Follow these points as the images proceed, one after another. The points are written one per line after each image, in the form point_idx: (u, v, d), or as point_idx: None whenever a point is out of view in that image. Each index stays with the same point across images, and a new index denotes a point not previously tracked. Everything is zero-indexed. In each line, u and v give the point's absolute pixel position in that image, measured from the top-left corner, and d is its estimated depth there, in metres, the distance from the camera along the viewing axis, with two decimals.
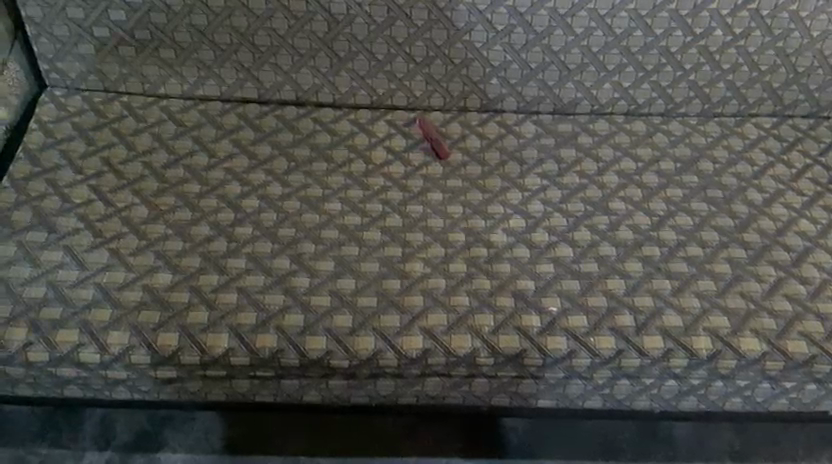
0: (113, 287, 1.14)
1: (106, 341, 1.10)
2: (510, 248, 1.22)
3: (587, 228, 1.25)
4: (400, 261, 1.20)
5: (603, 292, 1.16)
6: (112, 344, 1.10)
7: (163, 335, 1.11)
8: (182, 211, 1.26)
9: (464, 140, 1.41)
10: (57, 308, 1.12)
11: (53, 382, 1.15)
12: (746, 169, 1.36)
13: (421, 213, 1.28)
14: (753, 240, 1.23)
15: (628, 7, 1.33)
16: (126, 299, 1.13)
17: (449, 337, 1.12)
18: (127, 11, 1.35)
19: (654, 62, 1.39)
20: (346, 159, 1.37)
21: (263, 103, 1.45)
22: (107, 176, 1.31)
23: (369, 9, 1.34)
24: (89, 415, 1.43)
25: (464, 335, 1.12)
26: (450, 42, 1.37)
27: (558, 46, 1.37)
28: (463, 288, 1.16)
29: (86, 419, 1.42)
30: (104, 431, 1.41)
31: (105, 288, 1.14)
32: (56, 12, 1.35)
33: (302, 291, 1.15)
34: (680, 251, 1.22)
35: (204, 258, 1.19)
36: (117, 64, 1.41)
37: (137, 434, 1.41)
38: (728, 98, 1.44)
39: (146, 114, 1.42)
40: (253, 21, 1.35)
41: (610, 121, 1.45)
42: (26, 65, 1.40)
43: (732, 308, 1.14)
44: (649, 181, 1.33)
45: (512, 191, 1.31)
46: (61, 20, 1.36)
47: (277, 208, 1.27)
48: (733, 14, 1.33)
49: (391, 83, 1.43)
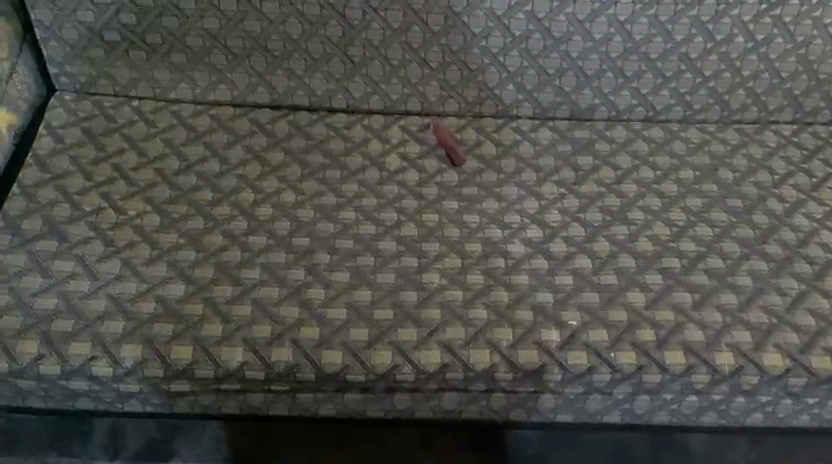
0: (75, 297, 1.11)
1: (66, 351, 1.07)
2: (487, 257, 1.21)
3: (563, 239, 1.25)
4: (374, 270, 1.18)
5: (579, 306, 1.14)
6: (73, 354, 1.06)
7: (129, 345, 1.07)
8: (155, 217, 1.24)
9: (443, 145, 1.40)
10: (18, 316, 1.09)
11: (10, 392, 1.10)
12: (728, 176, 1.36)
13: (395, 222, 1.27)
14: (733, 249, 1.23)
15: (608, 11, 1.30)
16: (91, 307, 1.10)
17: (420, 352, 1.08)
18: (96, 11, 1.32)
19: (674, 69, 1.37)
20: (323, 164, 1.35)
21: (238, 105, 1.42)
22: (76, 176, 1.28)
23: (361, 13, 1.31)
24: (97, 424, 1.24)
25: (436, 349, 1.08)
26: (427, 44, 1.34)
27: (537, 50, 1.35)
28: (435, 299, 1.14)
29: (94, 428, 1.24)
30: (113, 440, 1.24)
31: (68, 296, 1.11)
32: (66, 15, 1.32)
33: (270, 301, 1.12)
34: (658, 262, 1.21)
35: (172, 265, 1.17)
36: (99, 67, 1.38)
37: (149, 444, 1.24)
38: (709, 105, 1.42)
39: (119, 113, 1.39)
40: (226, 23, 1.33)
41: (591, 127, 1.43)
42: (35, 68, 1.37)
43: (708, 321, 1.13)
44: (625, 189, 1.33)
45: (489, 200, 1.32)
46: (70, 23, 1.33)
47: (252, 216, 1.26)
48: (714, 21, 1.31)
49: (367, 86, 1.40)
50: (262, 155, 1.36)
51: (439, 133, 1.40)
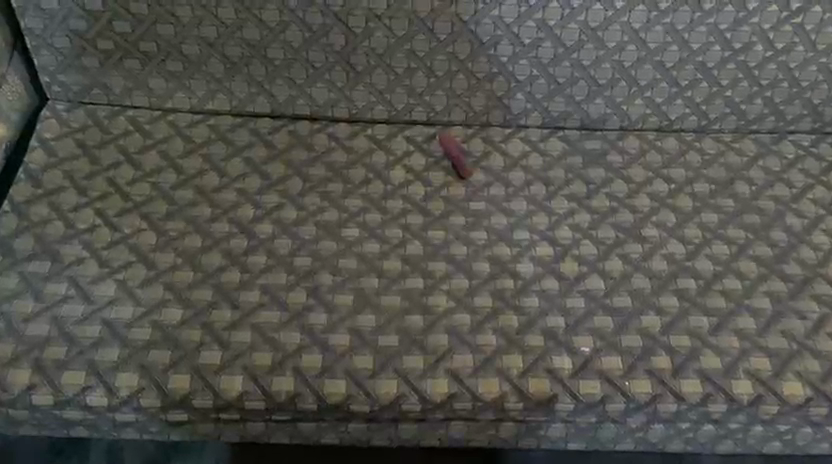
0: (68, 322, 1.07)
1: (60, 381, 1.03)
2: (496, 277, 1.17)
3: (574, 258, 1.20)
4: (378, 293, 1.13)
5: (592, 331, 1.10)
6: (67, 384, 1.03)
7: (125, 375, 1.03)
8: (151, 234, 1.20)
9: (450, 157, 1.35)
10: (9, 344, 1.05)
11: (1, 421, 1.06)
12: (745, 189, 1.31)
13: (400, 239, 1.22)
14: (751, 269, 1.19)
15: (622, 19, 1.25)
16: (85, 334, 1.06)
17: (427, 382, 1.04)
18: (89, 19, 1.26)
19: (690, 77, 1.32)
20: (325, 177, 1.31)
21: (236, 114, 1.37)
22: (69, 191, 1.24)
23: (379, 22, 1.26)
24: (95, 445, 1.33)
25: (444, 380, 1.05)
26: (433, 53, 1.29)
27: (548, 58, 1.29)
28: (442, 323, 1.10)
29: (92, 449, 1.32)
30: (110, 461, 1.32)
31: (61, 321, 1.07)
32: (57, 23, 1.26)
33: (271, 327, 1.08)
34: (673, 283, 1.17)
35: (169, 288, 1.12)
36: (92, 76, 1.33)
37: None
38: (725, 115, 1.37)
39: (114, 124, 1.34)
40: (223, 31, 1.27)
41: (602, 138, 1.38)
42: (26, 78, 1.32)
43: (725, 348, 1.09)
44: (638, 204, 1.28)
45: (498, 215, 1.27)
46: (62, 32, 1.27)
47: (251, 233, 1.21)
48: (732, 29, 1.26)
49: (371, 95, 1.34)
50: (261, 168, 1.31)
51: (444, 142, 1.36)
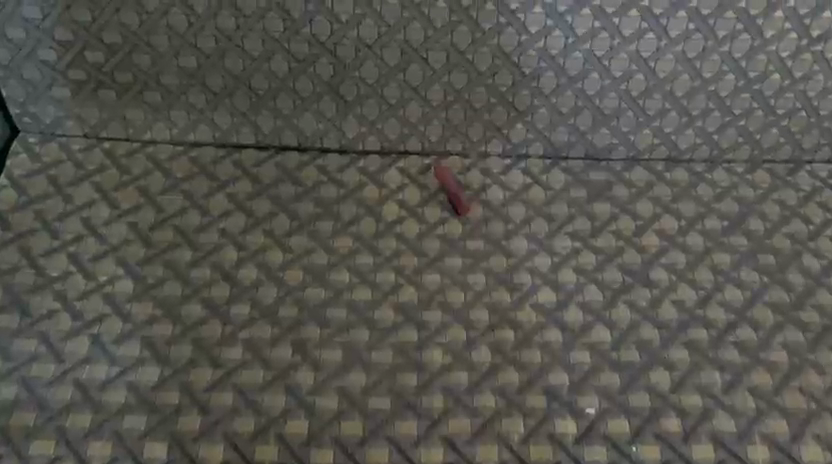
0: (38, 384, 1.01)
1: (26, 451, 0.96)
2: (495, 328, 1.10)
3: (578, 305, 1.13)
4: (369, 348, 1.06)
5: (597, 390, 1.04)
6: (34, 455, 0.96)
7: (98, 444, 0.97)
8: (128, 281, 1.12)
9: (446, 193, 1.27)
10: None
11: None
12: (759, 226, 1.23)
13: (393, 285, 1.14)
14: (766, 318, 1.12)
15: (629, 47, 1.16)
16: (56, 397, 1.00)
17: (422, 450, 0.98)
18: (59, 49, 1.18)
19: (701, 107, 1.23)
20: (314, 215, 1.22)
21: (220, 145, 1.29)
22: (41, 234, 1.17)
23: (366, 51, 1.16)
24: None
25: (439, 447, 0.98)
26: (427, 83, 1.21)
27: (550, 88, 1.21)
28: (437, 383, 1.03)
29: None
30: None
31: (31, 384, 1.01)
32: (25, 54, 1.18)
33: (254, 389, 1.02)
34: (683, 334, 1.10)
35: (146, 344, 1.06)
36: (65, 108, 1.25)
37: None
38: (739, 144, 1.29)
39: (89, 158, 1.26)
40: (203, 61, 1.19)
41: (608, 169, 1.30)
42: None
43: (738, 408, 1.03)
44: (646, 244, 1.21)
45: (497, 256, 1.20)
46: (31, 62, 1.19)
47: (234, 280, 1.13)
48: (748, 57, 1.17)
49: (362, 126, 1.27)
50: (247, 205, 1.23)
51: (439, 177, 1.29)
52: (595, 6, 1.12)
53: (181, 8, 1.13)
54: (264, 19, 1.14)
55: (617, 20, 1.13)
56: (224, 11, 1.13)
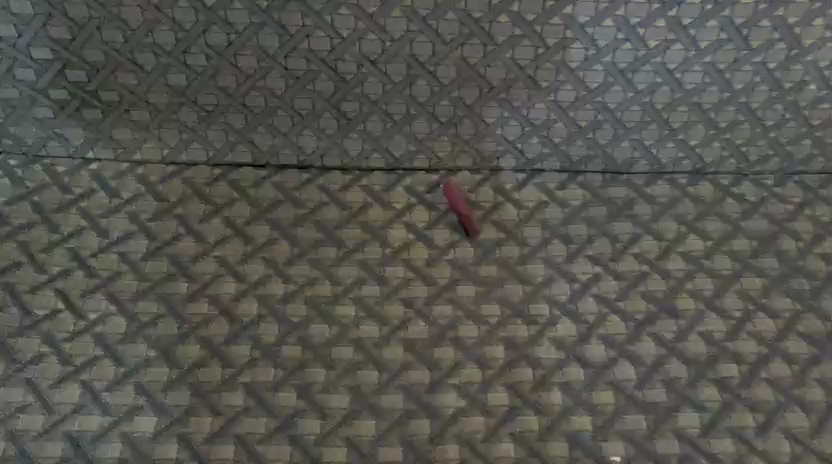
0: (27, 437, 0.95)
1: None
2: (512, 367, 1.03)
3: (600, 339, 1.06)
4: (379, 392, 1.00)
5: (622, 435, 0.97)
6: None
7: None
8: (120, 319, 1.05)
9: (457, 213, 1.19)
10: None
11: None
12: (791, 246, 1.16)
13: (402, 319, 1.07)
14: (800, 350, 1.05)
15: (655, 59, 1.07)
16: (46, 452, 0.94)
17: None
18: (38, 68, 1.09)
19: (730, 119, 1.15)
20: (316, 240, 1.15)
21: (214, 164, 1.21)
22: (27, 268, 1.10)
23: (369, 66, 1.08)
24: None
25: None
26: (435, 98, 1.12)
27: (568, 102, 1.12)
28: (451, 430, 0.97)
29: None
30: None
31: (20, 438, 0.95)
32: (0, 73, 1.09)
33: (257, 440, 0.96)
34: (713, 371, 1.03)
35: (141, 390, 0.99)
36: (48, 128, 1.16)
37: None
38: (769, 157, 1.20)
39: (76, 182, 1.18)
40: (194, 78, 1.10)
41: (628, 184, 1.22)
42: None
43: (773, 453, 0.96)
44: (671, 268, 1.14)
45: (512, 284, 1.12)
46: (7, 82, 1.10)
47: (232, 316, 1.06)
48: (783, 67, 1.08)
49: (366, 142, 1.18)
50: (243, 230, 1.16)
51: (446, 194, 1.20)
52: (618, 16, 1.02)
53: (166, 24, 1.03)
54: (257, 35, 1.04)
55: (642, 31, 1.04)
56: (213, 27, 1.03)
